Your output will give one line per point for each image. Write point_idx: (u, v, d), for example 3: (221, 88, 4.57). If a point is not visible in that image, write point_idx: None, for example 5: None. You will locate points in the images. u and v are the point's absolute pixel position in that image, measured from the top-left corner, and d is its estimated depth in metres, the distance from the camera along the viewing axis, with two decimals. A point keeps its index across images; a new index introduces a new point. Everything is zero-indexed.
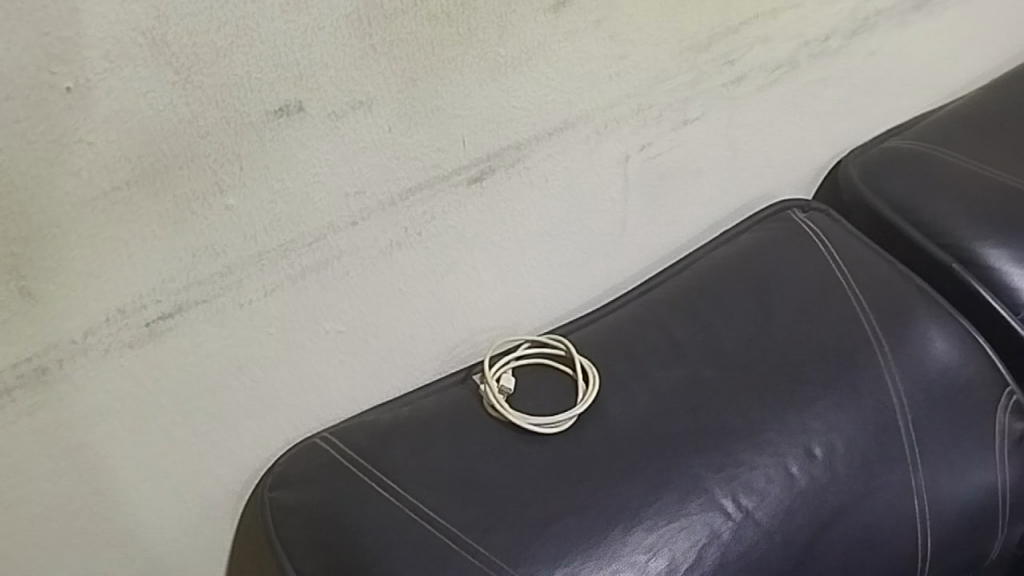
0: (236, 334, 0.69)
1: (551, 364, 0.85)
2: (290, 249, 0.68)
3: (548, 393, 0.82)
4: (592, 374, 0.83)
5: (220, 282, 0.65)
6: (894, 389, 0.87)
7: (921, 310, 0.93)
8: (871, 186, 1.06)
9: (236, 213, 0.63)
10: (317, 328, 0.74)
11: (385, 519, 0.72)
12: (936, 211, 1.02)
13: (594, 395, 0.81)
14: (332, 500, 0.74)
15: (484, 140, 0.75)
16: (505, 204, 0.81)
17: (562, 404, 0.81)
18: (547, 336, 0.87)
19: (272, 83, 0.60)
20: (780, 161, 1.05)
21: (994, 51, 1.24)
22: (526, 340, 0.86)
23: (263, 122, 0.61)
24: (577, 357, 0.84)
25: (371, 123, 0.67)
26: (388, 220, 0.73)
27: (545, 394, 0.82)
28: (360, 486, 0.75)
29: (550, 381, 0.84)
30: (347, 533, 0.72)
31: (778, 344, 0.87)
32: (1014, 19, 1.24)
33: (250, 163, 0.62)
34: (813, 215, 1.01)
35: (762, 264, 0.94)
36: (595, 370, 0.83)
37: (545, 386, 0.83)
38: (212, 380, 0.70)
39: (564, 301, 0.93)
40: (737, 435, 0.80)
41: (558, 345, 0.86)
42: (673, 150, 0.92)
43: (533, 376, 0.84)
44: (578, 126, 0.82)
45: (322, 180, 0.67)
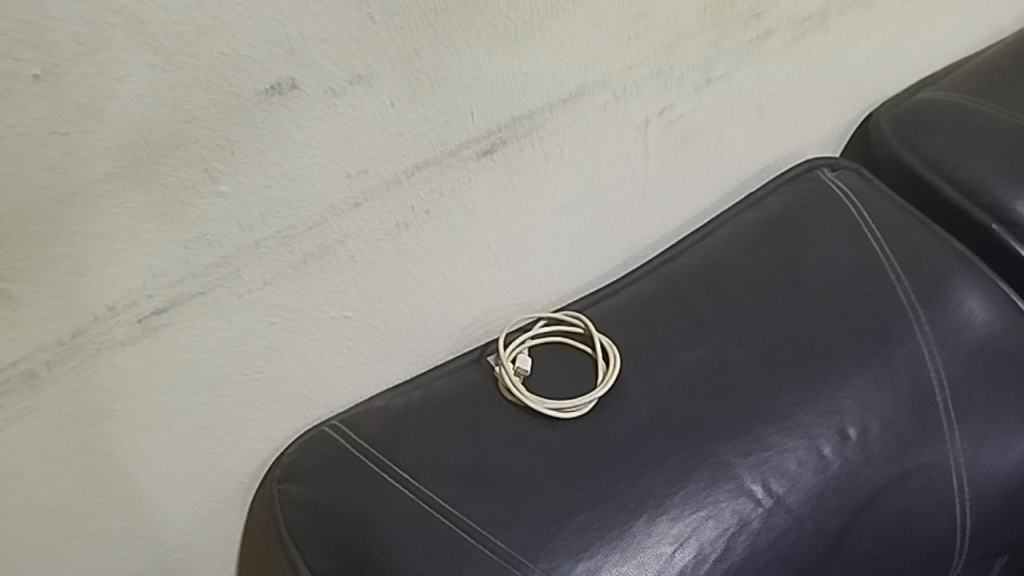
0: (235, 326, 0.65)
1: (569, 342, 0.81)
2: (289, 236, 0.64)
3: (566, 374, 0.79)
4: (612, 354, 0.79)
5: (216, 274, 0.61)
6: (930, 362, 0.83)
7: (959, 276, 0.88)
8: (906, 143, 1.00)
9: (230, 202, 0.59)
10: (322, 315, 0.70)
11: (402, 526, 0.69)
12: (975, 166, 0.96)
13: (614, 376, 0.77)
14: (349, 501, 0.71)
15: (495, 111, 0.70)
16: (517, 178, 0.76)
17: (581, 386, 0.77)
18: (565, 313, 0.83)
19: (262, 60, 0.55)
20: (807, 118, 0.99)
21: None
22: (542, 318, 0.82)
23: (254, 103, 0.56)
24: (596, 335, 0.80)
25: (373, 99, 0.62)
26: (394, 201, 0.68)
27: (563, 376, 0.78)
28: (375, 485, 0.71)
29: (567, 362, 0.80)
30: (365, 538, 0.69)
31: (808, 317, 0.83)
32: None
33: (242, 147, 0.57)
34: (843, 175, 0.96)
35: (791, 231, 0.89)
36: (615, 349, 0.79)
37: (563, 368, 0.79)
38: (213, 373, 0.67)
39: (581, 274, 0.89)
40: (766, 415, 0.76)
41: (576, 324, 0.81)
42: (695, 112, 0.86)
43: (549, 356, 0.80)
44: (595, 92, 0.77)
45: (321, 162, 0.62)
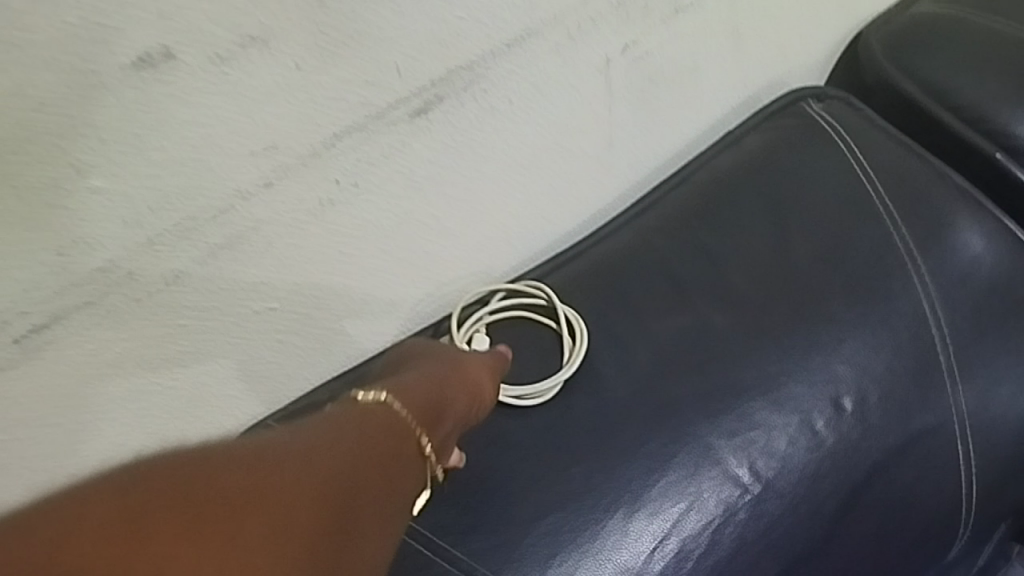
0: (139, 334, 0.56)
1: (531, 316, 0.72)
2: (190, 228, 0.54)
3: (528, 356, 0.71)
4: (579, 328, 0.70)
5: (105, 279, 0.52)
6: (932, 317, 0.75)
7: (961, 215, 0.79)
8: (899, 65, 0.89)
9: (108, 197, 0.50)
10: (243, 309, 0.61)
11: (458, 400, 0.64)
12: (976, 88, 0.86)
13: (580, 355, 0.69)
14: (438, 350, 0.65)
15: (427, 63, 0.60)
16: (461, 137, 0.66)
17: (547, 369, 0.70)
18: (525, 283, 0.73)
19: (122, 30, 0.45)
20: (791, 42, 0.88)
21: None
22: (500, 289, 0.73)
23: (119, 80, 0.47)
24: (560, 306, 0.71)
25: (272, 62, 0.52)
26: (314, 178, 0.59)
27: (525, 357, 0.71)
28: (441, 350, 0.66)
29: (530, 341, 0.72)
30: (481, 368, 0.64)
31: (797, 275, 0.75)
32: None
33: (113, 132, 0.48)
34: (830, 105, 0.86)
35: (776, 173, 0.80)
36: (580, 322, 0.71)
37: (524, 349, 0.71)
38: (120, 388, 0.58)
39: (546, 236, 0.79)
40: (752, 389, 0.69)
41: (537, 293, 0.72)
42: (664, 45, 0.76)
43: (508, 335, 0.72)
44: (544, 32, 0.67)
45: (217, 141, 0.52)
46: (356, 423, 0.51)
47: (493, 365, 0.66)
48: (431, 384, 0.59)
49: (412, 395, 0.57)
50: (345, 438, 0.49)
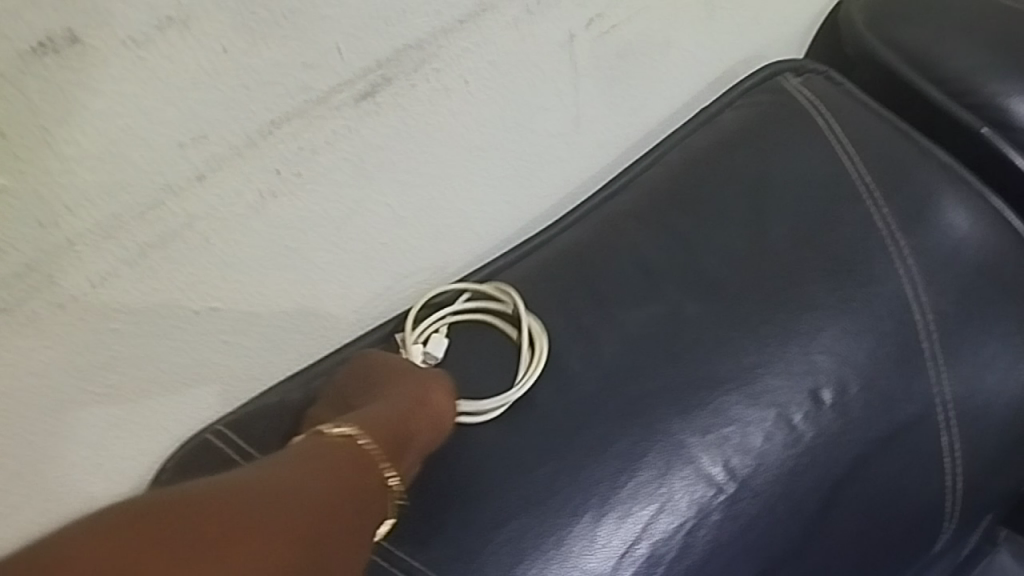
0: (68, 340, 0.52)
1: (496, 324, 0.68)
2: (116, 226, 0.50)
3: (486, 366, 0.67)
4: (539, 351, 0.65)
5: (22, 285, 0.48)
6: (915, 300, 0.71)
7: (945, 194, 0.76)
8: (880, 34, 0.85)
9: (18, 195, 0.46)
10: (184, 311, 0.57)
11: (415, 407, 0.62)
12: (960, 58, 0.82)
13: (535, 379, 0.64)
14: (402, 366, 0.62)
15: (369, 42, 0.56)
16: (413, 120, 0.62)
17: (502, 384, 0.65)
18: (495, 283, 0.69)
19: (18, 11, 0.41)
20: (768, 14, 0.84)
21: None
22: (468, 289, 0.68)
23: (20, 67, 0.42)
24: (525, 320, 0.66)
25: (194, 44, 0.48)
26: (251, 170, 0.54)
27: (481, 367, 0.66)
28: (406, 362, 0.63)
29: (490, 349, 0.67)
30: (442, 392, 0.61)
31: (775, 261, 0.71)
32: None
33: (17, 125, 0.44)
34: (807, 79, 0.82)
35: (753, 151, 0.76)
36: (544, 341, 0.66)
37: (483, 356, 0.67)
38: (51, 399, 0.54)
39: (511, 222, 0.75)
40: (727, 380, 0.66)
41: (506, 298, 0.67)
42: (632, 18, 0.71)
43: (469, 338, 0.68)
44: (498, 6, 0.62)
45: (140, 132, 0.48)
46: (320, 456, 0.51)
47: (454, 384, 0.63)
48: (394, 415, 0.57)
49: (376, 429, 0.56)
50: (315, 475, 0.48)
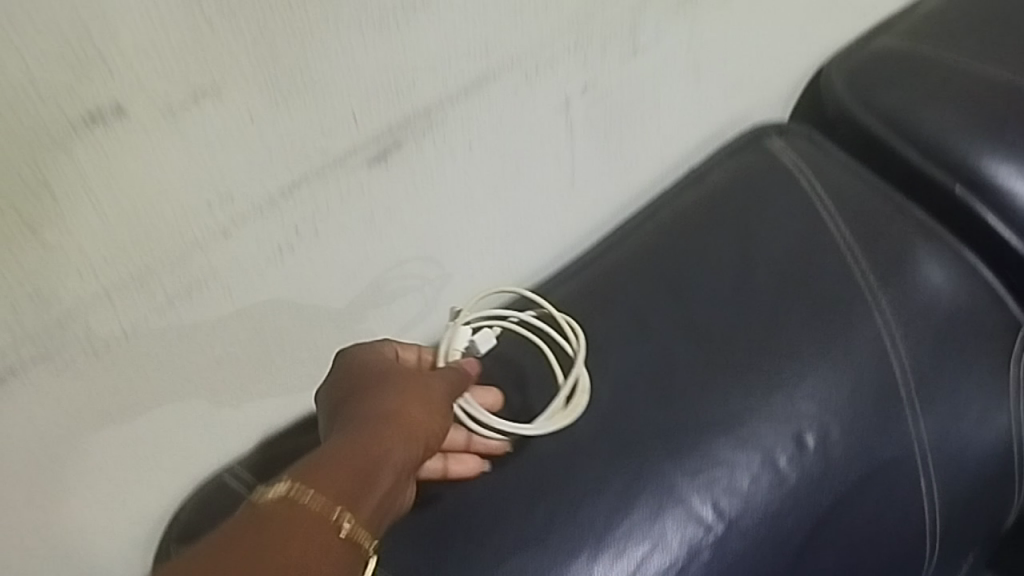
0: (99, 384, 0.56)
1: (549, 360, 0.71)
2: (147, 277, 0.54)
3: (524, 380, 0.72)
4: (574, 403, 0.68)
5: (61, 333, 0.52)
6: (893, 351, 0.75)
7: (921, 249, 0.81)
8: (860, 99, 0.91)
9: (63, 250, 0.50)
10: (205, 357, 0.61)
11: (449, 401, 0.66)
12: (935, 123, 0.87)
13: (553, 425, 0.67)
14: (385, 373, 0.60)
15: (382, 110, 0.60)
16: (421, 179, 0.66)
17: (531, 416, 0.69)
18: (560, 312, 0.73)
19: (72, 88, 0.46)
20: (755, 80, 0.89)
21: None
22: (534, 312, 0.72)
23: (70, 136, 0.47)
24: (577, 361, 0.69)
25: (224, 115, 0.52)
26: (271, 226, 0.59)
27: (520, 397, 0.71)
28: (385, 374, 0.60)
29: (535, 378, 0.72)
30: (418, 407, 0.58)
31: (761, 312, 0.75)
32: None
33: (65, 187, 0.48)
34: (792, 142, 0.88)
35: (739, 208, 0.81)
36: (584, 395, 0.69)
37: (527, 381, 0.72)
38: (80, 440, 0.58)
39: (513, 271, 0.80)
40: (716, 425, 0.70)
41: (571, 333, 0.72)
42: (626, 84, 0.76)
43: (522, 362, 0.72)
44: (503, 76, 0.67)
45: (173, 193, 0.53)
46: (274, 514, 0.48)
47: (437, 392, 0.60)
48: (361, 437, 0.55)
49: (339, 458, 0.52)
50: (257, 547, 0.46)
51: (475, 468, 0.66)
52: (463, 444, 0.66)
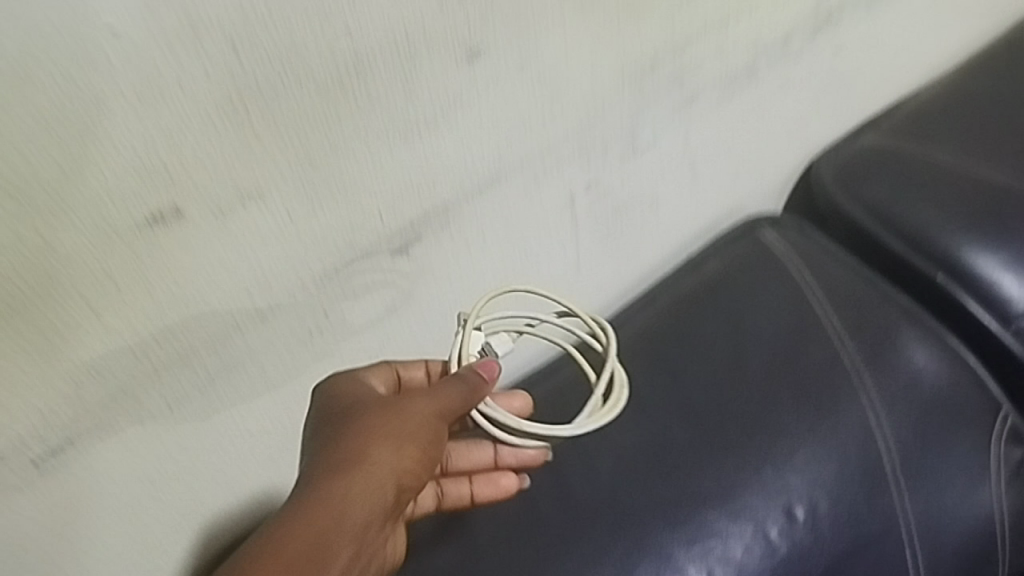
0: (144, 453, 0.62)
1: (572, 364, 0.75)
2: (191, 357, 0.61)
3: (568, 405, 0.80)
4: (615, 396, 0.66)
5: (114, 407, 0.59)
6: (878, 430, 0.80)
7: (905, 334, 0.86)
8: (847, 193, 0.97)
9: (121, 333, 0.56)
10: (239, 429, 0.67)
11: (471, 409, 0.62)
12: (918, 215, 0.93)
13: (598, 423, 0.64)
14: (361, 408, 0.59)
15: (404, 208, 0.67)
16: (438, 269, 0.73)
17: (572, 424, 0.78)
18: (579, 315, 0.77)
19: (139, 194, 0.53)
20: (748, 175, 0.96)
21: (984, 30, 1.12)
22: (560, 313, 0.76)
23: (134, 235, 0.54)
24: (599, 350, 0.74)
25: (265, 215, 0.59)
26: (302, 311, 0.65)
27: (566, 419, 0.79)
28: (361, 409, 0.59)
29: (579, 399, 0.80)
30: (387, 451, 0.57)
31: (754, 392, 0.80)
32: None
33: (127, 279, 0.55)
34: (784, 233, 0.94)
35: (733, 296, 0.87)
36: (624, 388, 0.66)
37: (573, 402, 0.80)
38: (125, 504, 0.64)
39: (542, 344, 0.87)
40: (711, 499, 0.74)
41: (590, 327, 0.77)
42: (626, 181, 0.83)
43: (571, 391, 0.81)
44: (512, 177, 0.74)
45: (218, 283, 0.60)
46: None
47: (404, 439, 0.57)
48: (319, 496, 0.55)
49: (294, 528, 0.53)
50: None
51: (514, 483, 0.70)
52: (493, 463, 0.69)
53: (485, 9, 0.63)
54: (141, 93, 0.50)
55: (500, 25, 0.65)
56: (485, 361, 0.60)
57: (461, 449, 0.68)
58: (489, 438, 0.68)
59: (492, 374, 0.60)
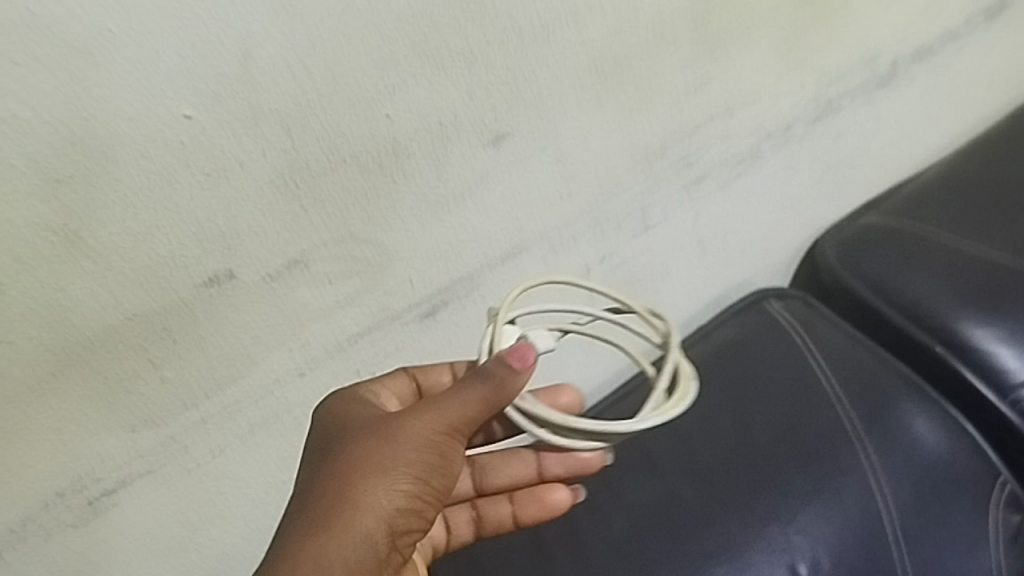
0: (187, 498, 0.68)
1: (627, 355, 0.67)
2: (235, 409, 0.66)
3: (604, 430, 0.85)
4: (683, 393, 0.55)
5: (164, 451, 0.64)
6: (879, 493, 0.84)
7: (905, 402, 0.90)
8: (850, 268, 1.03)
9: (174, 384, 0.62)
10: (275, 479, 0.72)
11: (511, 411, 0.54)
12: (918, 290, 0.98)
13: (664, 415, 0.53)
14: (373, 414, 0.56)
15: (433, 275, 0.73)
16: (463, 333, 0.78)
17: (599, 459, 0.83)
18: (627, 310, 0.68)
19: (199, 259, 0.59)
20: (755, 251, 1.02)
21: (984, 117, 1.18)
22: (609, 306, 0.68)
23: (192, 294, 0.60)
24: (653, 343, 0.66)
25: (308, 278, 0.65)
26: (338, 367, 0.71)
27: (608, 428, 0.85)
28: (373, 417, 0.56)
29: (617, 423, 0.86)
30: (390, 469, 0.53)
31: (758, 454, 0.85)
32: (1006, 83, 1.17)
33: (183, 334, 0.61)
34: (790, 304, 0.99)
35: (741, 364, 0.92)
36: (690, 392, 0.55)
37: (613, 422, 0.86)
38: (167, 546, 0.69)
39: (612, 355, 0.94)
40: (718, 555, 0.79)
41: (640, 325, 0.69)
42: (638, 255, 0.89)
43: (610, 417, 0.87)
44: (533, 248, 0.80)
45: (263, 340, 0.65)
46: None
47: (410, 454, 0.53)
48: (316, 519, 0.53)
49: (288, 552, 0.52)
50: None
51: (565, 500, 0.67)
52: (537, 477, 0.66)
53: (509, 98, 0.70)
54: (207, 169, 0.56)
55: (523, 111, 0.72)
56: (516, 349, 0.52)
57: (501, 466, 0.66)
58: (529, 452, 0.66)
59: (527, 361, 0.52)
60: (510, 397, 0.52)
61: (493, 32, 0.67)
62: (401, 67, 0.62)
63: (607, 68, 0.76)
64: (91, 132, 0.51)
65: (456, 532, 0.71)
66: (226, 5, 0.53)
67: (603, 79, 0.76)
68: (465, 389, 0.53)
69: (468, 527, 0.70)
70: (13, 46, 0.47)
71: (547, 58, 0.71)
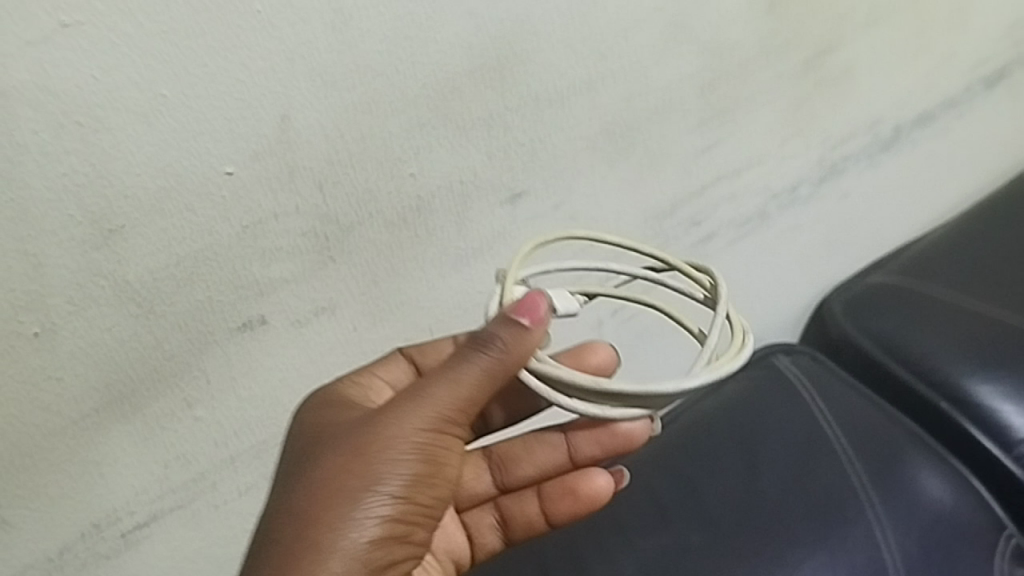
0: (213, 534, 0.71)
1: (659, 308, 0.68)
2: (261, 450, 0.70)
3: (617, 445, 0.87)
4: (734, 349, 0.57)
5: (193, 487, 0.68)
6: (884, 543, 0.86)
7: (910, 456, 0.92)
8: (856, 324, 1.06)
9: (206, 423, 0.66)
10: None
11: (531, 379, 0.56)
12: (923, 344, 1.01)
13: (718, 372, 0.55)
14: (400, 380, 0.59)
15: (451, 324, 0.78)
16: None
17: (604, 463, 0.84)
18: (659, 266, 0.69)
19: (234, 305, 0.63)
20: (761, 305, 1.05)
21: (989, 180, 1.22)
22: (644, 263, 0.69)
23: (227, 338, 0.64)
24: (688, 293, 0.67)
25: (334, 325, 0.69)
26: None
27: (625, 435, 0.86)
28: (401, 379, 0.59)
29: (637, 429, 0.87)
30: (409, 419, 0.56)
31: (765, 503, 0.87)
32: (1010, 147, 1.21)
33: (217, 375, 0.65)
34: (797, 360, 1.02)
35: (749, 415, 0.94)
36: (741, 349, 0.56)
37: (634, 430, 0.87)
38: None
39: (644, 371, 0.98)
40: None
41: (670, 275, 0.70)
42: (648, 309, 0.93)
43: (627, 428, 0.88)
44: None
45: (289, 383, 0.69)
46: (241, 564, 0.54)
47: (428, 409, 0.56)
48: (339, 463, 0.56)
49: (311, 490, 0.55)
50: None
51: (601, 488, 0.68)
52: (569, 462, 0.68)
53: (526, 160, 0.75)
54: (245, 222, 0.61)
55: (538, 172, 0.76)
56: (523, 305, 0.54)
57: (527, 453, 0.70)
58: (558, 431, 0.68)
59: (536, 315, 0.54)
60: (517, 362, 0.54)
61: (512, 99, 0.71)
62: (426, 130, 0.67)
63: (619, 133, 0.80)
64: (143, 186, 0.56)
65: (482, 540, 0.73)
66: (269, 73, 0.58)
67: (616, 142, 0.81)
68: (470, 358, 0.55)
69: (495, 532, 0.73)
70: (78, 109, 0.52)
71: (562, 123, 0.76)
